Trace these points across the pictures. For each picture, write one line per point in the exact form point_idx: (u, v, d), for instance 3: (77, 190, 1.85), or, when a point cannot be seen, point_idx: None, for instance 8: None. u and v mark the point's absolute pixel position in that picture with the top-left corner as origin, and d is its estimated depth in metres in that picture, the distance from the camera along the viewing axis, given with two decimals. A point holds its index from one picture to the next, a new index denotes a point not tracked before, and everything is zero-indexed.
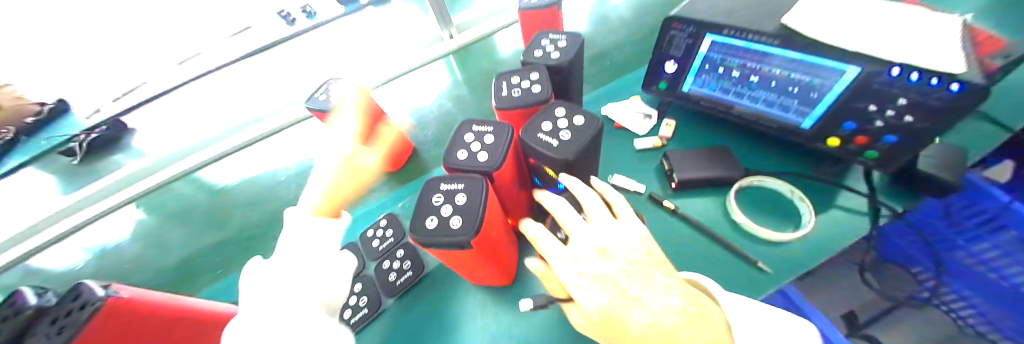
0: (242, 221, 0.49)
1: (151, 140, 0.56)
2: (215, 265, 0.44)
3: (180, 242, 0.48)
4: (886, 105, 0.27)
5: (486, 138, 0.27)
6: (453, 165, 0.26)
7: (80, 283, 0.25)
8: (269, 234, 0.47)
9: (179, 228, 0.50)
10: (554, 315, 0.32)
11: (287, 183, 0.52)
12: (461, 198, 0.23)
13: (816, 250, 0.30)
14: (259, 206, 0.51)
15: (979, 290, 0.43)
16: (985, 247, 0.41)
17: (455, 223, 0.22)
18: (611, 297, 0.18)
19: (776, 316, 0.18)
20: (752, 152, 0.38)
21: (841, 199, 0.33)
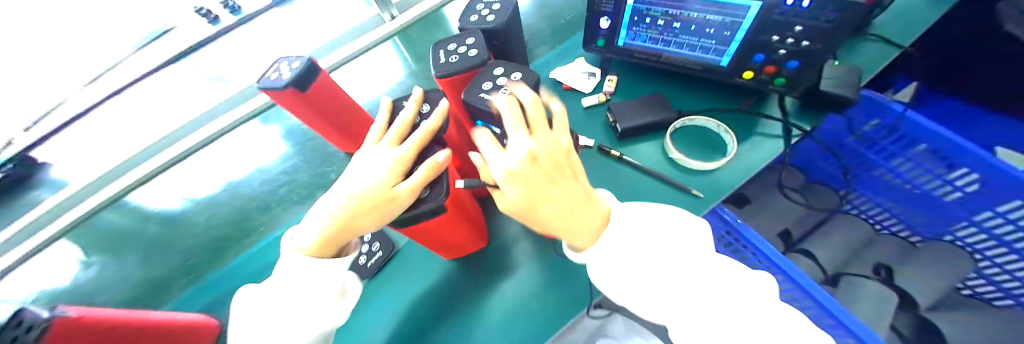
0: (204, 230, 0.48)
1: (81, 166, 0.52)
2: (190, 270, 0.44)
3: (141, 261, 0.47)
4: (786, 34, 0.30)
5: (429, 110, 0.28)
6: None
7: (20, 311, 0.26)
8: (242, 232, 0.46)
9: (139, 247, 0.49)
10: (521, 279, 0.35)
11: (246, 186, 0.51)
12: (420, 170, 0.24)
13: (737, 173, 0.35)
14: (220, 212, 0.50)
15: (888, 195, 0.50)
16: (900, 162, 0.46)
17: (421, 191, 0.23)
18: (527, 194, 0.23)
19: (653, 214, 0.26)
20: (686, 95, 0.42)
21: (765, 127, 0.38)
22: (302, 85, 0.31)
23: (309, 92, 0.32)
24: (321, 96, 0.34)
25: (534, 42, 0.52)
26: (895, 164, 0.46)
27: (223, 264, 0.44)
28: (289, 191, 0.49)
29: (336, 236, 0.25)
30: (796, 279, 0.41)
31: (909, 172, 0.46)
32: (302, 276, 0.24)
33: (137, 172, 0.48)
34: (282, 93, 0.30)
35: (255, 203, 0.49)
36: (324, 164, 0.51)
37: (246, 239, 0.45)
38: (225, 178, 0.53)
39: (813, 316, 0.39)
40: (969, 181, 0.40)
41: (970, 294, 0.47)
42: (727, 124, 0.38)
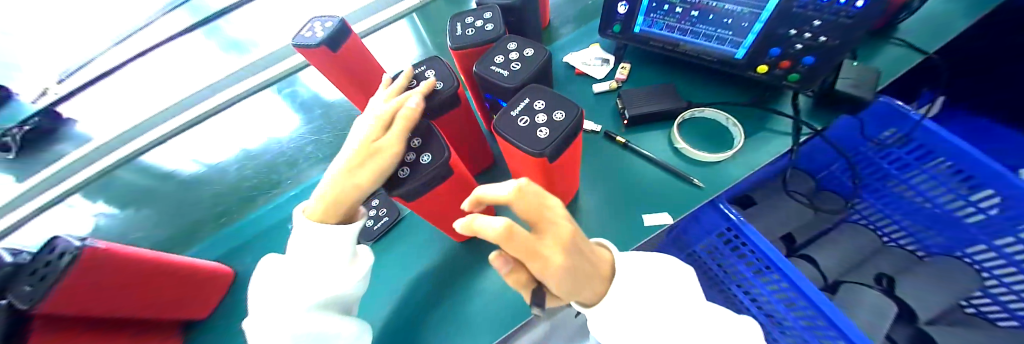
0: (228, 185, 0.51)
1: (110, 119, 0.55)
2: (221, 214, 0.48)
3: (171, 209, 0.51)
4: (804, 29, 0.30)
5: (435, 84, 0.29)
6: None
7: (56, 238, 0.29)
8: (270, 183, 0.50)
9: (168, 196, 0.52)
10: None
11: (268, 147, 0.54)
12: (416, 142, 0.25)
13: (740, 166, 0.36)
14: (243, 169, 0.53)
15: (897, 207, 0.50)
16: (915, 176, 0.46)
17: (424, 159, 0.23)
18: (574, 287, 0.20)
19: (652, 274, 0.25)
20: (697, 86, 0.42)
21: (776, 124, 0.38)
22: (332, 45, 0.32)
23: (339, 53, 0.34)
24: (347, 58, 0.35)
25: (551, 25, 0.52)
26: (915, 179, 0.46)
27: (251, 212, 0.48)
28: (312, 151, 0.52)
29: (337, 196, 0.26)
30: (794, 280, 0.39)
31: (926, 187, 0.46)
32: (320, 230, 0.27)
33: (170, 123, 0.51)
34: (315, 51, 0.32)
35: (284, 158, 0.52)
36: (345, 129, 0.53)
37: (270, 193, 0.48)
38: (252, 136, 0.56)
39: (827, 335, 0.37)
40: (991, 203, 0.41)
41: (972, 313, 0.47)
42: (735, 116, 0.38)
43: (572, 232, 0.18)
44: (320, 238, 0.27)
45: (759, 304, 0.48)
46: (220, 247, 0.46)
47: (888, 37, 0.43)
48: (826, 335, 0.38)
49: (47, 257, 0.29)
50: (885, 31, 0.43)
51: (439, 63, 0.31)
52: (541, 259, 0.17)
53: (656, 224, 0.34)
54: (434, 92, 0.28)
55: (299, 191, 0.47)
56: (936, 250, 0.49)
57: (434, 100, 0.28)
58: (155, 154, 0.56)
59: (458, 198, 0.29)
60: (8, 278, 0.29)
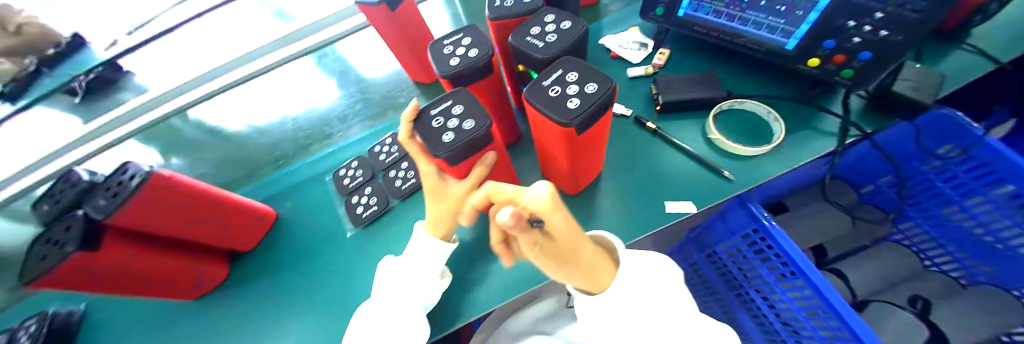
0: (279, 138, 0.56)
1: (157, 71, 0.56)
2: (278, 158, 0.53)
3: (233, 157, 0.56)
4: (864, 21, 0.28)
5: (470, 53, 0.27)
6: (445, 73, 0.27)
7: (128, 163, 0.33)
8: (322, 135, 0.54)
9: (232, 145, 0.58)
10: None
11: (314, 107, 0.58)
12: (458, 108, 0.23)
13: (776, 162, 0.34)
14: (294, 123, 0.57)
15: (944, 231, 0.48)
16: (977, 202, 0.42)
17: (467, 124, 0.22)
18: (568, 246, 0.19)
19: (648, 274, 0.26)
20: (738, 78, 0.40)
21: (821, 124, 0.36)
22: (391, 4, 0.34)
23: (396, 13, 0.35)
24: (403, 17, 0.37)
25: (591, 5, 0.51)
26: (972, 202, 0.43)
27: (301, 161, 0.52)
28: (352, 114, 0.55)
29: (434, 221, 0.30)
30: (818, 288, 0.36)
31: (984, 213, 0.42)
32: (427, 246, 0.32)
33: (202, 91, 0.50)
34: (374, 10, 0.34)
35: (336, 113, 0.56)
36: (383, 94, 0.55)
37: (315, 148, 0.53)
38: (305, 93, 0.60)
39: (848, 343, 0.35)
40: None
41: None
42: (778, 111, 0.36)
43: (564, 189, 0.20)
44: (425, 255, 0.31)
45: (777, 310, 0.46)
46: (274, 186, 0.51)
47: (958, 42, 0.39)
48: None
49: (118, 178, 0.32)
50: (956, 35, 0.40)
51: (478, 30, 0.29)
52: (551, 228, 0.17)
53: (677, 211, 0.34)
54: (469, 59, 0.27)
55: (339, 147, 0.51)
56: (985, 280, 0.45)
57: (468, 66, 0.27)
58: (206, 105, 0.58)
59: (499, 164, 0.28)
60: (86, 192, 0.34)
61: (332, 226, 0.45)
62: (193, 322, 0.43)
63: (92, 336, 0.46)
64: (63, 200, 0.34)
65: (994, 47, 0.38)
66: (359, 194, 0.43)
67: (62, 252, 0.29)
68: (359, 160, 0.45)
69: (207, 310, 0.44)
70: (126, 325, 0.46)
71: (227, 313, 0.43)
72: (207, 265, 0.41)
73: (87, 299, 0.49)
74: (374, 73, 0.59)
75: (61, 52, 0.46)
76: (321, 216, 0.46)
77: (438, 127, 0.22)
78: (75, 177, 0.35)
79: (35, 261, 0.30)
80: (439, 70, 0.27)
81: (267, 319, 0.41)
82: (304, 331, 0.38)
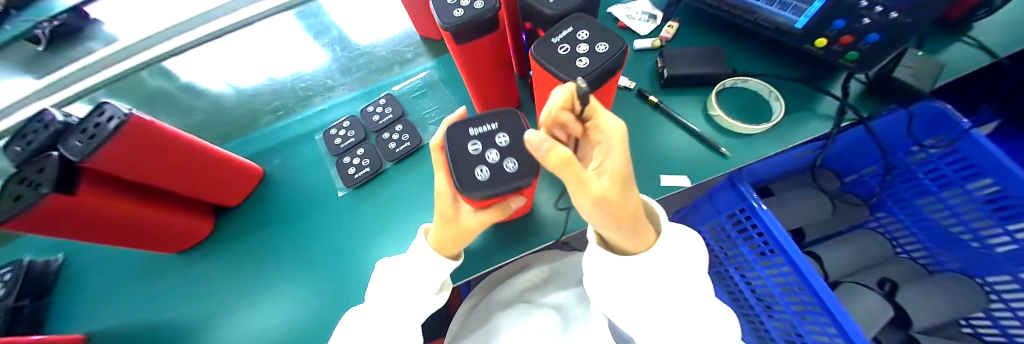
0: (268, 96, 0.53)
1: None
2: (278, 109, 0.52)
3: (219, 114, 0.53)
4: (877, 2, 0.27)
5: (475, 4, 0.25)
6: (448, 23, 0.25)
7: (104, 104, 0.31)
8: (324, 87, 0.52)
9: (217, 102, 0.55)
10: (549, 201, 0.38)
11: (306, 66, 0.55)
12: (502, 139, 0.22)
13: (771, 141, 0.35)
14: (284, 82, 0.55)
15: (919, 221, 0.50)
16: (955, 195, 0.44)
17: (509, 167, 0.21)
18: (627, 201, 0.20)
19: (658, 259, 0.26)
20: (744, 56, 0.40)
21: (820, 106, 0.36)
22: None
23: None
24: None
25: None
26: (949, 194, 0.44)
27: (294, 117, 0.50)
28: (345, 75, 0.52)
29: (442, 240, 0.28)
30: (796, 264, 0.37)
31: (961, 206, 0.44)
32: None
33: (169, 40, 0.42)
34: None
35: (337, 68, 0.54)
36: (377, 55, 0.53)
37: (305, 107, 0.51)
38: (296, 46, 0.56)
39: (817, 316, 0.37)
40: None
41: (969, 333, 0.46)
42: (779, 89, 0.36)
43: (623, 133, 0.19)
44: None
45: (753, 287, 0.49)
46: (266, 141, 0.49)
47: (960, 34, 0.39)
48: (819, 322, 0.37)
49: (95, 120, 0.30)
50: (959, 27, 0.40)
51: None
52: (599, 187, 0.18)
53: (671, 185, 0.34)
54: (474, 11, 0.25)
55: (330, 105, 0.49)
56: (954, 267, 0.48)
57: (471, 19, 0.25)
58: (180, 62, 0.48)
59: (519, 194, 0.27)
60: (59, 134, 0.32)
61: (324, 186, 0.44)
62: (178, 275, 0.43)
63: (72, 287, 0.45)
64: (36, 141, 0.32)
65: (998, 41, 0.38)
66: (351, 155, 0.42)
67: (33, 193, 0.27)
68: (352, 120, 0.44)
69: (193, 263, 0.43)
70: (108, 276, 0.45)
71: (214, 267, 0.42)
72: (187, 218, 0.40)
73: (65, 250, 0.47)
74: (364, 38, 0.55)
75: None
76: (311, 177, 0.45)
77: (476, 153, 0.21)
78: (49, 118, 0.33)
79: (8, 202, 0.28)
80: (441, 21, 0.25)
81: (256, 275, 0.40)
82: (296, 287, 0.39)
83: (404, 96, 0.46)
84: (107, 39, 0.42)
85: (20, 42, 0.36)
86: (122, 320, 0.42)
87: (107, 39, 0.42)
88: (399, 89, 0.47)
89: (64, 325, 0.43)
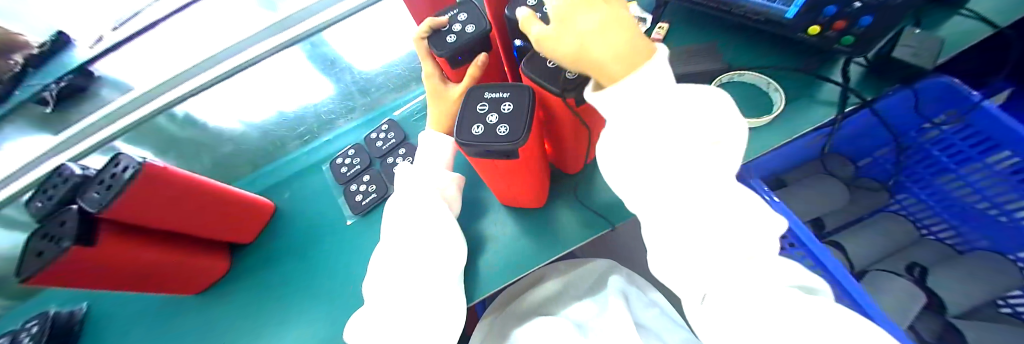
0: (282, 129, 0.57)
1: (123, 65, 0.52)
2: (303, 135, 0.56)
3: (238, 151, 0.57)
4: None
5: (467, 28, 0.26)
6: (445, 52, 0.26)
7: (118, 155, 0.32)
8: (344, 108, 0.56)
9: (229, 143, 0.56)
10: (568, 217, 0.38)
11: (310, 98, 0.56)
12: (507, 106, 0.23)
13: (772, 133, 0.34)
14: (293, 113, 0.56)
15: (940, 198, 0.49)
16: (973, 169, 0.44)
17: (501, 131, 0.22)
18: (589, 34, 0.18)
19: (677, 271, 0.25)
20: (738, 51, 0.40)
21: (820, 92, 0.35)
22: None
23: None
24: None
25: None
26: (968, 169, 0.45)
27: (303, 150, 0.52)
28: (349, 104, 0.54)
29: (445, 118, 0.34)
30: (819, 258, 0.36)
31: (982, 181, 0.44)
32: (428, 229, 0.31)
33: (162, 95, 0.42)
34: None
35: (343, 97, 0.56)
36: (377, 82, 0.55)
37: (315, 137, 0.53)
38: (302, 77, 0.55)
39: None
40: None
41: (1008, 313, 0.43)
42: (778, 81, 0.36)
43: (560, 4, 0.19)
44: (425, 241, 0.31)
45: None
46: (278, 174, 0.51)
47: (957, 8, 0.39)
48: None
49: (111, 171, 0.32)
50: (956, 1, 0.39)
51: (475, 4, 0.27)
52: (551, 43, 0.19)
53: None
54: (468, 37, 0.26)
55: (336, 136, 0.51)
56: (983, 246, 0.47)
57: (466, 43, 0.26)
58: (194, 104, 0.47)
59: (520, 172, 0.28)
60: (78, 187, 0.33)
61: (332, 215, 0.44)
62: (197, 315, 0.43)
63: (94, 336, 0.46)
64: (56, 195, 0.33)
65: (1001, 10, 0.37)
66: (357, 182, 0.43)
67: (53, 248, 0.28)
68: (355, 148, 0.45)
69: (210, 304, 0.43)
70: (130, 321, 0.46)
71: (229, 306, 0.42)
72: (205, 258, 0.41)
73: (89, 298, 0.49)
74: (364, 64, 0.54)
75: (49, 49, 0.44)
76: (322, 207, 0.46)
77: (482, 109, 0.23)
78: (68, 171, 0.34)
79: (32, 257, 0.29)
80: (436, 50, 0.27)
81: (270, 312, 0.40)
82: (306, 319, 0.38)
83: (405, 120, 0.47)
84: (122, 88, 0.45)
85: (32, 102, 0.43)
86: None
87: (122, 88, 0.45)
88: (400, 113, 0.48)
89: None
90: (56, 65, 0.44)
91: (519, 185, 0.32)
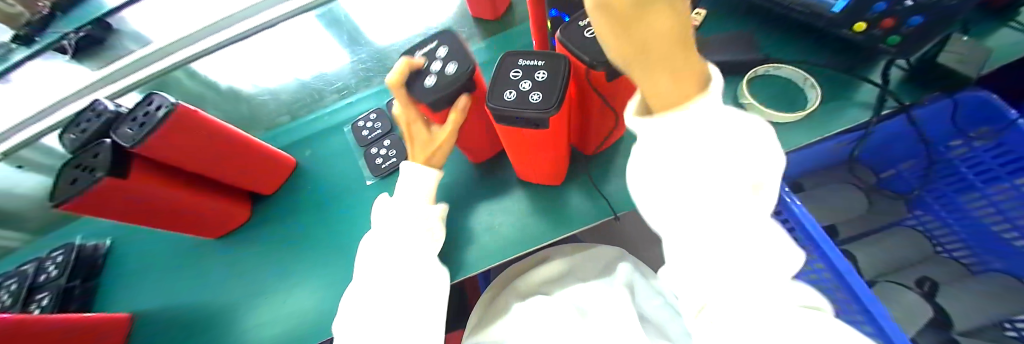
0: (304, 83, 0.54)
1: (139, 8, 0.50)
2: (342, 89, 0.52)
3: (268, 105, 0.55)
4: None
5: (449, 68, 0.25)
6: (428, 95, 0.26)
7: (152, 94, 0.33)
8: (383, 67, 0.52)
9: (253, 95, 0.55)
10: (582, 199, 0.38)
11: (331, 58, 0.55)
12: (541, 74, 0.23)
13: (801, 129, 0.34)
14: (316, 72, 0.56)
15: (960, 217, 0.48)
16: (1001, 188, 0.43)
17: (535, 98, 0.22)
18: None
19: None
20: (774, 45, 0.39)
21: (857, 93, 0.35)
22: None
23: None
24: None
25: None
26: (994, 188, 0.44)
27: (322, 111, 0.52)
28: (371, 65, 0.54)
29: (430, 150, 0.34)
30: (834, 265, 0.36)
31: (1007, 202, 0.43)
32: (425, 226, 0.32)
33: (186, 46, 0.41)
34: None
35: (367, 57, 0.54)
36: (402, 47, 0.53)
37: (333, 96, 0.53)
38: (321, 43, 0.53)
39: (852, 315, 0.36)
40: None
41: (1014, 336, 0.41)
42: (816, 78, 0.35)
43: None
44: None
45: None
46: (298, 132, 0.51)
47: (1007, 19, 0.38)
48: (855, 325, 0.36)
49: (144, 109, 0.32)
50: (1007, 12, 0.38)
51: (453, 34, 0.27)
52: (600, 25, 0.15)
53: None
54: (449, 75, 0.25)
55: (356, 99, 0.51)
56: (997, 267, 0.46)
57: (449, 83, 0.25)
58: (207, 63, 0.49)
59: (544, 145, 0.28)
60: (112, 122, 0.34)
61: (351, 176, 0.45)
62: (213, 262, 0.44)
63: (113, 274, 0.47)
64: (89, 129, 0.34)
65: None
66: (378, 146, 0.43)
67: (88, 178, 0.29)
68: (378, 113, 0.45)
69: (225, 252, 0.45)
70: (151, 260, 0.47)
71: (246, 253, 0.44)
72: (229, 206, 0.42)
73: (113, 234, 0.50)
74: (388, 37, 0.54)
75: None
76: (340, 167, 0.46)
77: (516, 75, 0.23)
78: (101, 107, 0.35)
79: (65, 184, 0.30)
80: (420, 93, 0.26)
81: (284, 265, 0.41)
82: (324, 272, 0.39)
83: None
84: (142, 41, 0.42)
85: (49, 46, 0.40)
86: (157, 305, 0.44)
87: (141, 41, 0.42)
88: None
89: (111, 306, 0.45)
90: (83, 11, 0.42)
91: (540, 159, 0.32)
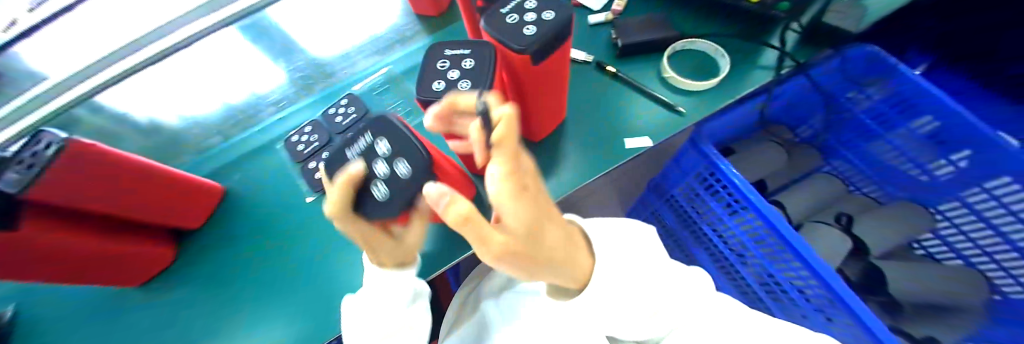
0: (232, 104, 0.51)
1: None
2: (279, 100, 0.50)
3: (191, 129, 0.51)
4: None
5: (399, 168, 0.23)
6: (390, 207, 0.23)
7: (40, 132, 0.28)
8: (322, 74, 0.50)
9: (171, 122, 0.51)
10: None
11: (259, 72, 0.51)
12: (468, 62, 0.23)
13: (715, 95, 0.37)
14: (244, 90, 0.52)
15: (869, 159, 0.54)
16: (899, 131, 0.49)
17: (464, 85, 0.22)
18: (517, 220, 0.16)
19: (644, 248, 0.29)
20: (690, 21, 0.41)
21: (762, 58, 0.38)
22: None
23: None
24: None
25: None
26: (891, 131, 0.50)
27: (253, 130, 0.49)
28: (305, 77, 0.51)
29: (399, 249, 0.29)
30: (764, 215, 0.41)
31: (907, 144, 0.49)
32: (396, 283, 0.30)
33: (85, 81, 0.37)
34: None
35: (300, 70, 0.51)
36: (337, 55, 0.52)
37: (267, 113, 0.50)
38: (246, 60, 0.49)
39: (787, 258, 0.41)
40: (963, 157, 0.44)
41: (923, 254, 0.52)
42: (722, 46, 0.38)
43: (510, 189, 0.15)
44: None
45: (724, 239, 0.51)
46: (229, 155, 0.48)
47: None
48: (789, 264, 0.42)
49: (30, 150, 0.28)
50: None
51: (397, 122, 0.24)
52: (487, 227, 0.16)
53: (634, 147, 0.36)
54: (408, 178, 0.23)
55: (289, 114, 0.48)
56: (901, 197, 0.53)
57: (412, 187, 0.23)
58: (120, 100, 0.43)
59: None
60: None
61: (293, 195, 0.43)
62: (142, 309, 0.41)
63: None
64: None
65: None
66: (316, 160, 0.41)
67: None
68: (313, 125, 0.43)
69: (157, 295, 0.41)
70: (62, 320, 0.42)
71: (181, 293, 0.40)
72: (152, 246, 0.38)
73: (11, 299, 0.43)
74: (321, 46, 0.51)
75: None
76: (281, 187, 0.44)
77: (443, 65, 0.23)
78: None
79: None
80: (381, 207, 0.23)
81: (227, 299, 0.39)
82: (272, 296, 0.38)
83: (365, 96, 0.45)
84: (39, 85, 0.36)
85: None
86: None
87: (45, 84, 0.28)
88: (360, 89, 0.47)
89: None
90: None
91: None
